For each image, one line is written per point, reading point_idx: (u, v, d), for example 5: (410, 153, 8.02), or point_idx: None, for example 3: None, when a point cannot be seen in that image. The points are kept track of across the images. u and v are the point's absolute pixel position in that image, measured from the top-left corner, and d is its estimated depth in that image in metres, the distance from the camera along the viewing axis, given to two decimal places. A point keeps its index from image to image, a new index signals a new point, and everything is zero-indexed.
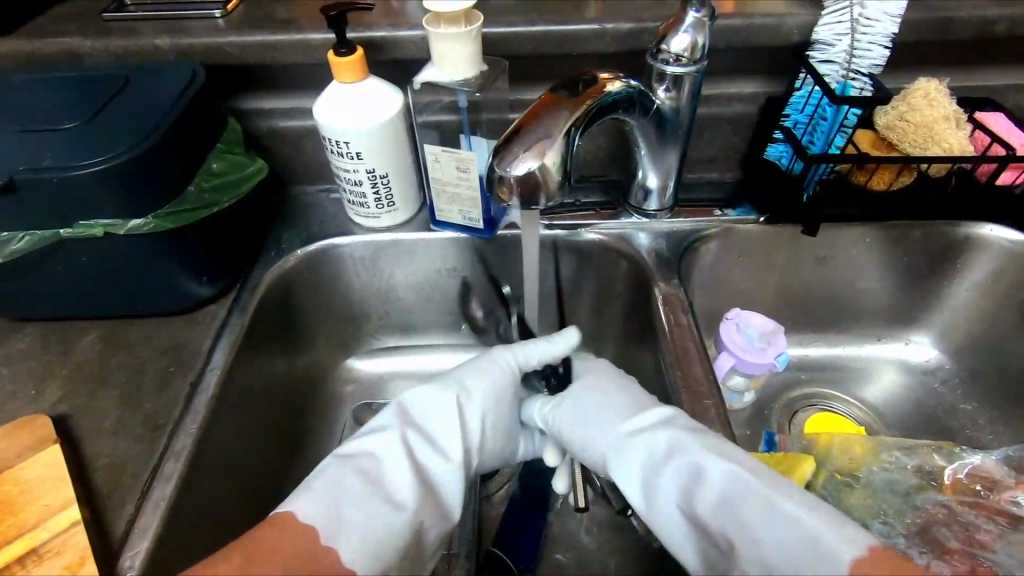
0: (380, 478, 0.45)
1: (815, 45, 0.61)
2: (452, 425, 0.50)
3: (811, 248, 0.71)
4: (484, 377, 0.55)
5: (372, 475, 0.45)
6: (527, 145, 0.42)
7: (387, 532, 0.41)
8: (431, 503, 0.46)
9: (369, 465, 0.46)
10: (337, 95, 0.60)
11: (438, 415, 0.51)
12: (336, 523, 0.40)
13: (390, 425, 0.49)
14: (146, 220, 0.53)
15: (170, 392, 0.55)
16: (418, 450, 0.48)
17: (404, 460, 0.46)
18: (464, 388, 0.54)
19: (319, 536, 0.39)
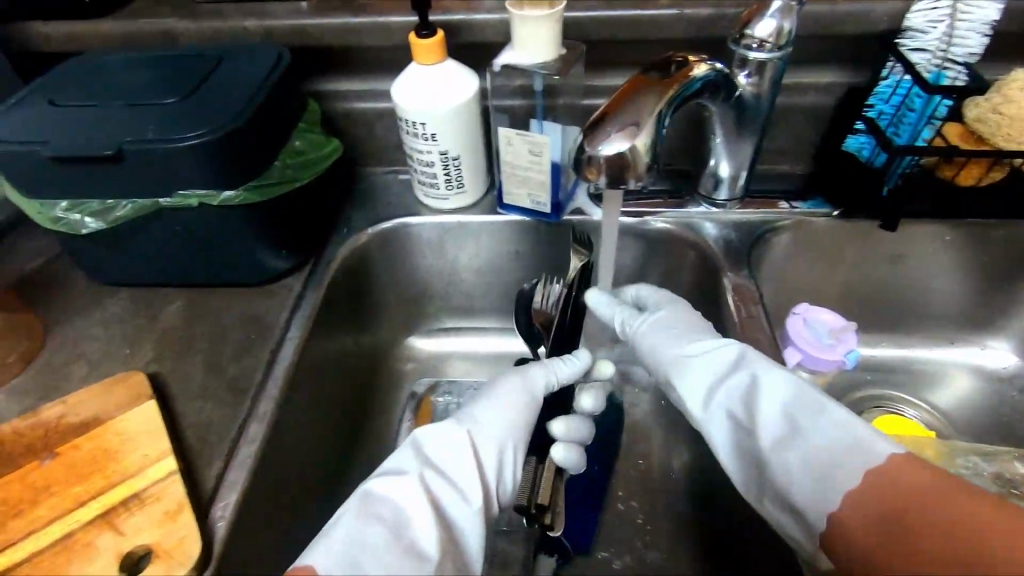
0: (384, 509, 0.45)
1: (907, 33, 0.59)
2: (475, 454, 0.49)
3: (887, 245, 0.69)
4: (514, 395, 0.54)
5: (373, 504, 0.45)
6: (617, 126, 0.42)
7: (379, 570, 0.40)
8: (451, 553, 0.45)
9: (387, 512, 0.44)
10: (416, 76, 0.61)
11: (446, 446, 0.49)
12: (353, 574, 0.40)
13: (408, 468, 0.47)
14: (237, 193, 0.56)
15: (251, 359, 0.58)
16: (426, 483, 0.47)
17: (425, 507, 0.45)
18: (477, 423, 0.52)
19: None
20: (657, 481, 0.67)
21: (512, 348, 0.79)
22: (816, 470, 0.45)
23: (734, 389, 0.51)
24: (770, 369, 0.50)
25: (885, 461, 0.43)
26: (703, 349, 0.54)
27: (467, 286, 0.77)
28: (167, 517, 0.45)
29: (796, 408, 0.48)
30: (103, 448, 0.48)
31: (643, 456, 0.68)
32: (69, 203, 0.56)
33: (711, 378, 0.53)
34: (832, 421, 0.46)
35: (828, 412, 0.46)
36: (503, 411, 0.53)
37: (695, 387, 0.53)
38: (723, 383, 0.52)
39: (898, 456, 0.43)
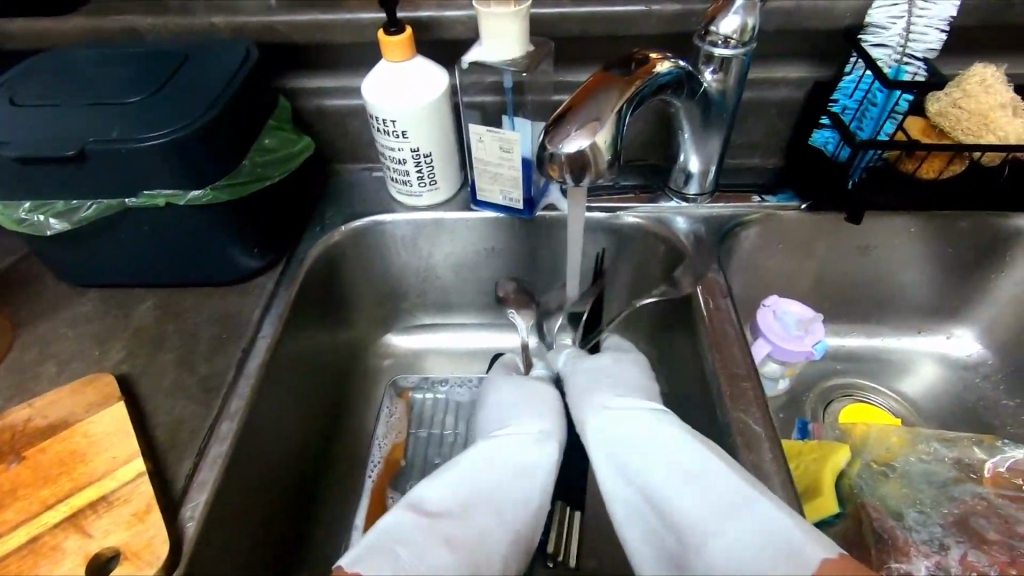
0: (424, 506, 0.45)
1: (868, 28, 0.60)
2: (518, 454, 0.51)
3: (854, 238, 0.70)
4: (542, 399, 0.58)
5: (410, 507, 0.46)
6: (578, 124, 0.42)
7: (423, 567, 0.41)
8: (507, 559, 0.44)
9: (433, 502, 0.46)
10: (385, 74, 0.61)
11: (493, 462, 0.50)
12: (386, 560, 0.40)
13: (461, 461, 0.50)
14: (205, 192, 0.55)
15: (223, 357, 0.58)
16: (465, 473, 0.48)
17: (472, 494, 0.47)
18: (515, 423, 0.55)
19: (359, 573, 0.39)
20: None
21: (489, 343, 0.80)
22: (729, 559, 0.40)
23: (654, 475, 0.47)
24: (686, 447, 0.47)
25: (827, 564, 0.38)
26: (626, 417, 0.52)
27: (444, 282, 0.77)
28: (135, 518, 0.45)
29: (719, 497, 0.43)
30: (70, 450, 0.48)
31: None
32: (33, 204, 0.55)
33: (615, 436, 0.51)
34: (760, 512, 0.42)
35: (753, 504, 0.42)
36: (542, 417, 0.55)
37: (610, 466, 0.50)
38: (649, 455, 0.48)
39: (834, 556, 0.39)
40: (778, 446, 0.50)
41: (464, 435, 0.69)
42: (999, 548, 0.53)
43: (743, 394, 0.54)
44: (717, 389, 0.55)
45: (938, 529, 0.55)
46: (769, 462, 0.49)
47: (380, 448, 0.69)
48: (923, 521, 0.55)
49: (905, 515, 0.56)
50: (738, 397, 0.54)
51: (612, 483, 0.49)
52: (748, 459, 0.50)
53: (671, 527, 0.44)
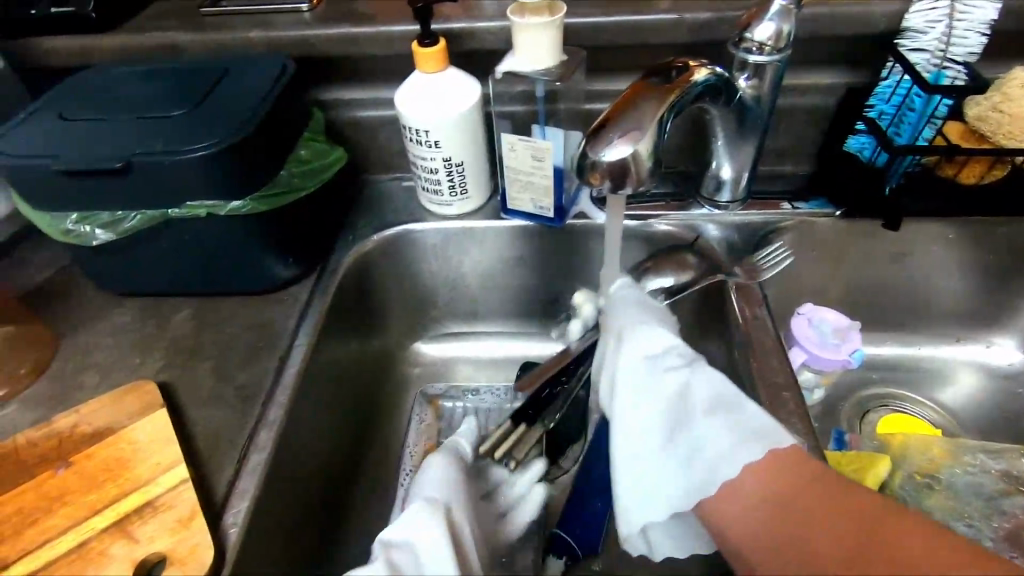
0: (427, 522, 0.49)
1: (906, 33, 0.59)
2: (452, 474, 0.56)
3: (890, 244, 0.69)
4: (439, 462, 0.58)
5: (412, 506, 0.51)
6: (619, 132, 0.42)
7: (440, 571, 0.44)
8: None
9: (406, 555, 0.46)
10: (420, 84, 0.62)
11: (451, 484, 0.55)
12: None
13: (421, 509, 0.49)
14: (245, 203, 0.56)
15: (260, 366, 0.59)
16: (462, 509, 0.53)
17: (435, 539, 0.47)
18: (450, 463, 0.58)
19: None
20: None
21: (518, 351, 0.80)
22: (723, 451, 0.44)
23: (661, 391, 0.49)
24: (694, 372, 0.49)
25: (780, 452, 0.43)
26: (649, 342, 0.53)
27: (472, 290, 0.78)
28: (179, 525, 0.45)
29: (720, 402, 0.47)
30: (115, 457, 0.49)
31: None
32: (79, 215, 0.57)
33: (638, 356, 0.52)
34: (738, 421, 0.45)
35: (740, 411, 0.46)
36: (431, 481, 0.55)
37: (623, 377, 0.51)
38: (661, 374, 0.50)
39: (788, 448, 0.43)
40: (820, 456, 0.49)
41: None
42: None
43: (783, 404, 0.53)
44: (755, 399, 0.54)
45: (988, 544, 0.53)
46: None
47: (413, 454, 0.69)
48: (971, 535, 0.54)
49: (952, 528, 0.54)
50: (778, 407, 0.53)
51: (625, 386, 0.51)
52: None
53: (673, 419, 0.48)
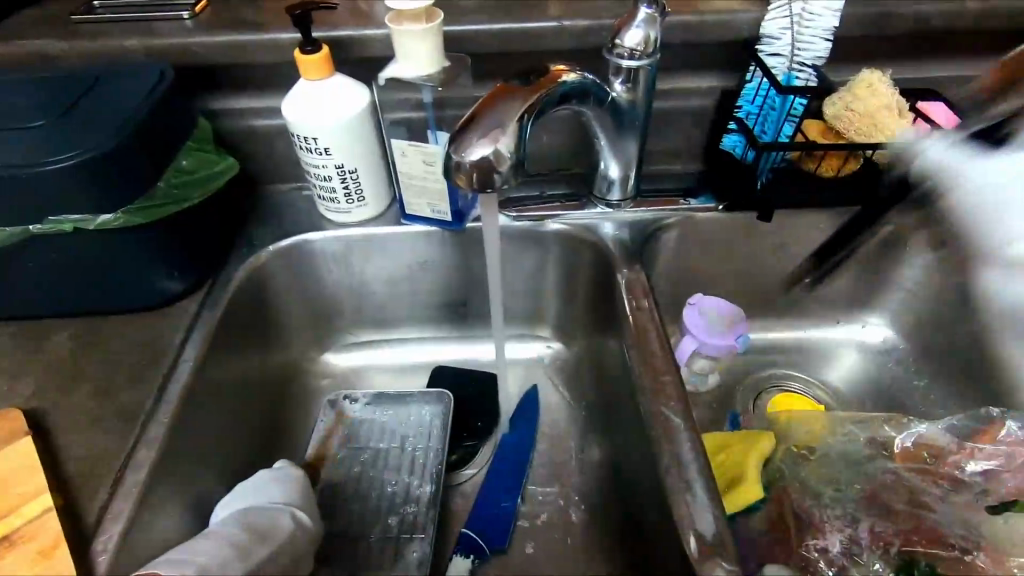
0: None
1: (763, 39, 0.63)
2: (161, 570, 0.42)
3: (770, 235, 0.74)
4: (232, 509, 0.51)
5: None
6: (480, 133, 0.43)
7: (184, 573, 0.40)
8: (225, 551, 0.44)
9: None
10: (307, 93, 0.62)
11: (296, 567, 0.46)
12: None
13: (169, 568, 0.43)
14: (116, 216, 0.55)
15: (140, 385, 0.56)
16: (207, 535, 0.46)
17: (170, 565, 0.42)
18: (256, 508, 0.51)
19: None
20: (572, 473, 0.70)
21: (429, 356, 0.80)
22: None
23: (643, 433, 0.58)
24: None
25: None
26: None
27: (380, 297, 0.77)
28: (40, 556, 0.43)
29: None
30: None
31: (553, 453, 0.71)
32: None
33: None
34: None
35: None
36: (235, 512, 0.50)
37: None
38: None
39: None
40: (698, 436, 0.52)
41: (397, 447, 0.68)
42: (905, 519, 0.55)
43: (665, 389, 0.55)
44: (639, 383, 0.57)
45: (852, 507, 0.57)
46: (689, 455, 0.50)
47: (309, 448, 0.68)
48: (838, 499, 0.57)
49: (822, 495, 0.58)
50: (660, 392, 0.55)
51: None
52: (667, 450, 0.51)
53: None
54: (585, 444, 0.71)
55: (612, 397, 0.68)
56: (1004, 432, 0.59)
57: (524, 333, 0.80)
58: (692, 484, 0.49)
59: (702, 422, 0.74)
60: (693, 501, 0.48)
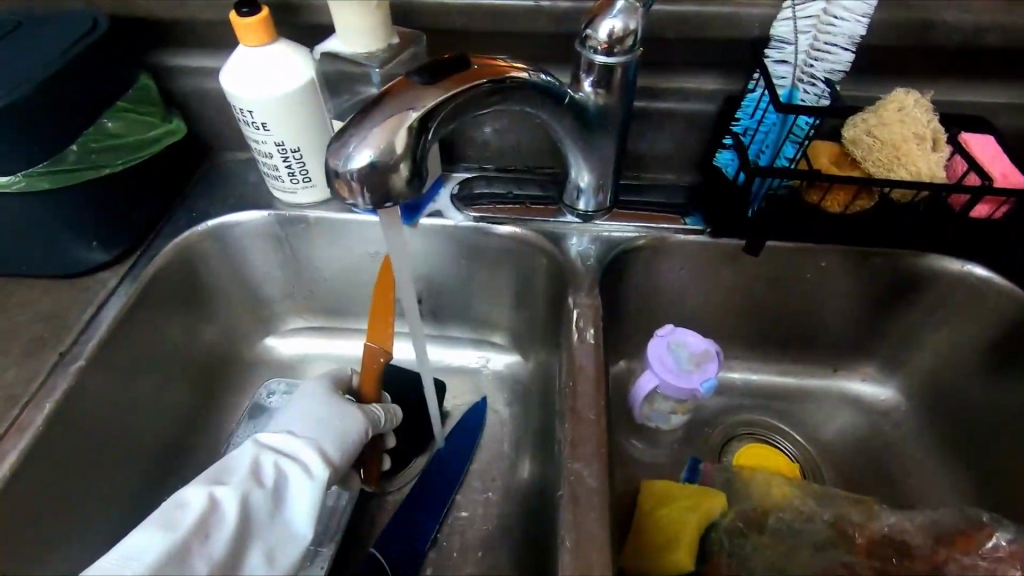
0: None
1: (771, 42, 0.53)
2: (166, 529, 0.40)
3: (761, 267, 0.65)
4: (239, 450, 0.48)
5: (193, 564, 0.39)
6: (359, 137, 0.38)
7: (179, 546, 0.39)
8: (229, 512, 0.43)
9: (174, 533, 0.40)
10: (242, 60, 0.56)
11: (304, 509, 0.46)
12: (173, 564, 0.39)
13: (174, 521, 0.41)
14: (15, 178, 0.51)
15: (36, 361, 0.53)
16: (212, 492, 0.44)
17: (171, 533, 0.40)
18: (314, 440, 0.51)
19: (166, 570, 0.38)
20: (501, 501, 0.64)
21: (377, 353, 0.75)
22: None
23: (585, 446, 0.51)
24: None
25: None
26: None
27: (329, 284, 0.72)
28: None
29: None
30: None
31: (485, 478, 0.65)
32: None
33: None
34: None
35: None
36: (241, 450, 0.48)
37: None
38: None
39: None
40: (607, 504, 0.45)
41: None
42: None
43: (588, 440, 0.49)
44: (561, 427, 0.50)
45: None
46: (592, 525, 0.44)
47: (238, 428, 0.65)
48: None
49: None
50: (580, 445, 0.48)
51: None
52: (570, 513, 0.45)
53: None
54: (521, 470, 0.65)
55: (551, 428, 0.61)
56: (991, 543, 0.52)
57: (479, 339, 0.74)
58: (586, 561, 0.42)
59: (656, 464, 0.67)
60: None
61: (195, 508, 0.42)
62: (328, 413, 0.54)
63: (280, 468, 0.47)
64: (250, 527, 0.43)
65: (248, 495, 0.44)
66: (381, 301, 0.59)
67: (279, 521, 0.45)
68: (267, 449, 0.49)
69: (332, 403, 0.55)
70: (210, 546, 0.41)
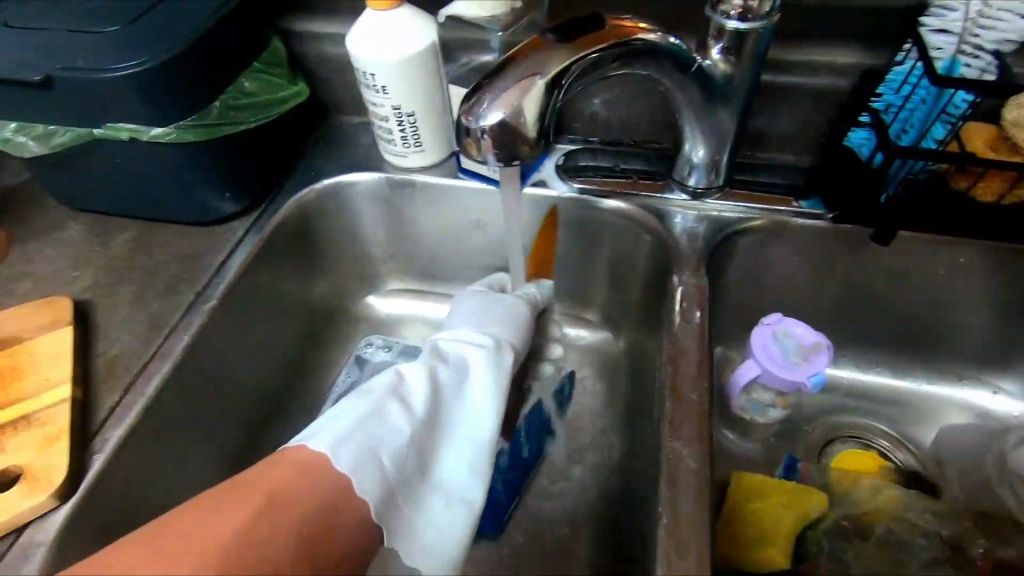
0: (462, 464, 0.45)
1: (931, 9, 0.48)
2: (367, 399, 0.45)
3: (886, 259, 0.60)
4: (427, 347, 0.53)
5: (393, 423, 0.44)
6: (492, 95, 0.38)
7: (379, 412, 0.44)
8: (420, 384, 0.47)
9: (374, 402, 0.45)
10: (369, 23, 0.58)
11: (489, 384, 0.49)
12: (377, 425, 0.43)
13: (372, 394, 0.46)
14: (168, 130, 0.55)
15: (176, 297, 0.58)
16: (407, 370, 0.48)
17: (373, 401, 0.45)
18: (485, 335, 0.54)
19: (370, 430, 0.43)
20: (587, 476, 0.64)
21: None
22: None
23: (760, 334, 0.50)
24: None
25: None
26: None
27: (428, 248, 0.74)
28: (45, 442, 0.46)
29: None
30: (12, 366, 0.51)
31: (572, 450, 0.66)
32: (17, 125, 0.57)
33: None
34: None
35: None
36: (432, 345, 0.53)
37: None
38: None
39: None
40: (706, 486, 0.44)
41: None
42: None
43: (689, 421, 0.48)
44: (660, 405, 0.49)
45: None
46: (688, 507, 0.43)
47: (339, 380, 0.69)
48: None
49: None
50: (679, 425, 0.47)
51: None
52: (666, 494, 0.44)
53: None
54: (607, 447, 0.65)
55: (642, 406, 0.60)
56: None
57: (569, 313, 0.74)
58: (681, 543, 0.42)
59: (748, 457, 0.64)
60: (677, 562, 0.41)
61: (390, 384, 0.47)
62: (494, 310, 0.58)
63: (458, 354, 0.51)
64: (441, 399, 0.47)
65: (437, 375, 0.48)
66: (537, 258, 0.66)
67: (464, 398, 0.48)
68: (449, 342, 0.53)
69: (489, 300, 0.59)
70: (412, 408, 0.46)
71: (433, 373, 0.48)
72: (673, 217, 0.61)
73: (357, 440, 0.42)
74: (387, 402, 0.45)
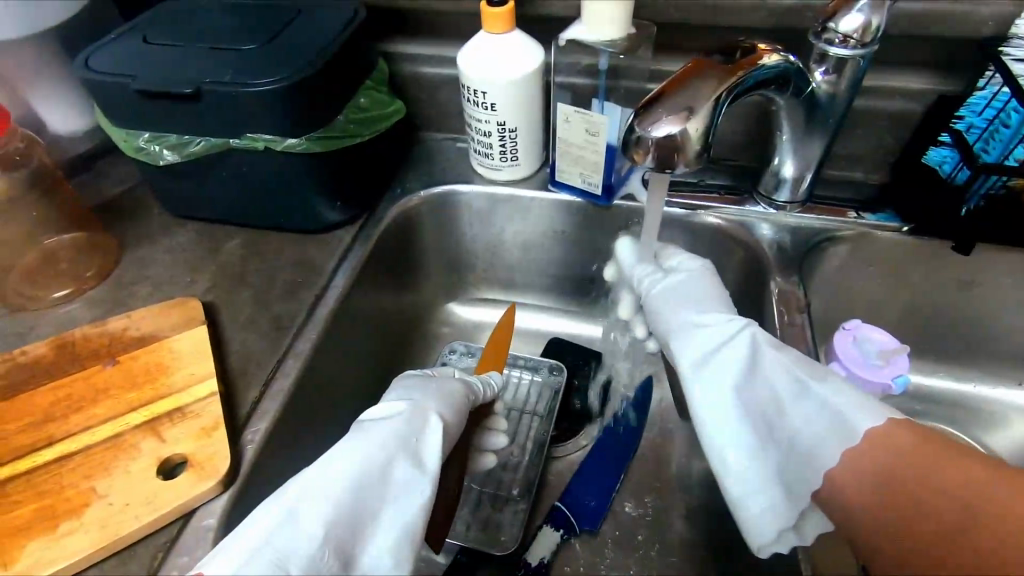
0: (389, 554, 0.38)
1: (1012, 41, 0.55)
2: (276, 501, 0.37)
3: (958, 269, 0.64)
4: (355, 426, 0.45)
5: (306, 526, 0.36)
6: (670, 110, 0.43)
7: (299, 511, 0.37)
8: (342, 469, 0.40)
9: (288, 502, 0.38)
10: (484, 44, 0.62)
11: (415, 474, 0.41)
12: (293, 522, 0.36)
13: (284, 492, 0.38)
14: (300, 141, 0.58)
15: (296, 300, 0.61)
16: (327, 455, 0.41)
17: (289, 497, 0.37)
18: (416, 405, 0.46)
19: (284, 533, 0.36)
20: (676, 475, 0.67)
21: (546, 327, 0.80)
22: None
23: (809, 407, 0.45)
24: None
25: None
26: None
27: (511, 259, 0.78)
28: (203, 432, 0.48)
29: None
30: (155, 362, 0.53)
31: (659, 451, 0.69)
32: (151, 135, 0.60)
33: None
34: None
35: None
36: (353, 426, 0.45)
37: None
38: None
39: None
40: None
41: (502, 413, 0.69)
42: None
43: None
44: None
45: None
46: None
47: None
48: None
49: None
50: None
51: None
52: None
53: None
54: (693, 449, 0.68)
55: None
56: None
57: None
58: None
59: None
60: None
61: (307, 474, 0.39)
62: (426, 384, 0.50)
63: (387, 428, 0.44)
64: (367, 483, 0.40)
65: (364, 458, 0.41)
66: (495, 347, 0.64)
67: (394, 480, 0.41)
68: (380, 414, 0.45)
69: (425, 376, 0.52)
70: (325, 503, 0.38)
71: (359, 456, 0.41)
72: (759, 229, 0.65)
73: (265, 553, 0.35)
74: (296, 506, 0.37)
